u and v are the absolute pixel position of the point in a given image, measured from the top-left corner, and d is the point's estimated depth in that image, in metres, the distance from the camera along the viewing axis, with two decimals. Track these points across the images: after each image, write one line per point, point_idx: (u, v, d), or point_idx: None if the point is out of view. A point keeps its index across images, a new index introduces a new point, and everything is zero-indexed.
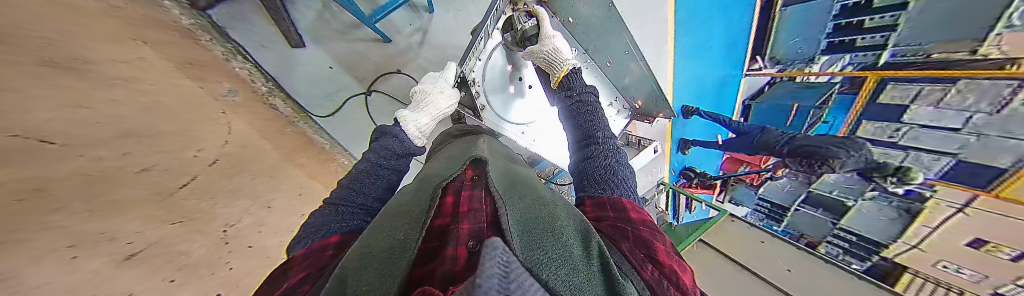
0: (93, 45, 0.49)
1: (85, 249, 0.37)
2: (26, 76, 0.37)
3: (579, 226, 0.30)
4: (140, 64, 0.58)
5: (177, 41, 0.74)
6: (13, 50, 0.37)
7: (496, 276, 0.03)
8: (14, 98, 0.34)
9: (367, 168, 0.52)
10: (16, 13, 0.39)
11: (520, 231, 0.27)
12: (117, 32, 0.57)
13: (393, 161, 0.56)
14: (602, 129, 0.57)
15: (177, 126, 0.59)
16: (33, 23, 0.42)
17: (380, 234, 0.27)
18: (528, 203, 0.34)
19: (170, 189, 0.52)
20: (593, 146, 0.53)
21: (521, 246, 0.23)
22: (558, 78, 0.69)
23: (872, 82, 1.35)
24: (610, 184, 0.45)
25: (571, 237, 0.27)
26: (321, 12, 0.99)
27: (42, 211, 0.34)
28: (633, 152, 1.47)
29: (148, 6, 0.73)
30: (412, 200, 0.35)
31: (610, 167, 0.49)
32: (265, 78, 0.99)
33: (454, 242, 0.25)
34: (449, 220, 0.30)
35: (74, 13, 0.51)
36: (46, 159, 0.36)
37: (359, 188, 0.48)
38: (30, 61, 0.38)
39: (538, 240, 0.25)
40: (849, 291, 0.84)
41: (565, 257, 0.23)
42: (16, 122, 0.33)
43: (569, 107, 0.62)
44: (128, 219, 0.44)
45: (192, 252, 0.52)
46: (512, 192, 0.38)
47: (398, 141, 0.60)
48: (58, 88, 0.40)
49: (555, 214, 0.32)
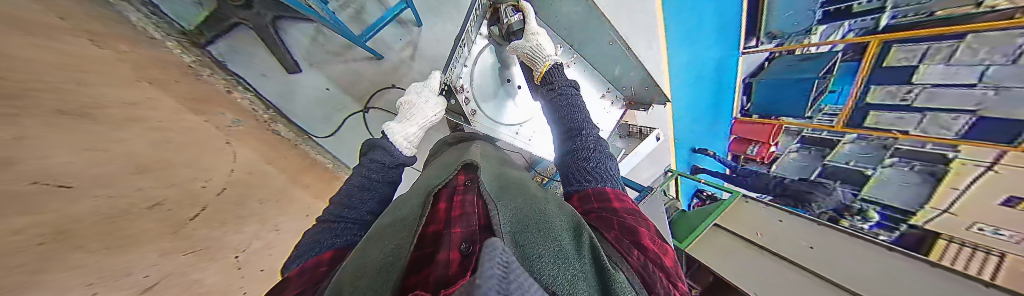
0: (102, 90, 0.52)
1: (106, 285, 0.39)
2: (41, 123, 0.39)
3: (573, 220, 0.31)
4: (148, 104, 0.61)
5: (181, 79, 0.77)
6: (30, 103, 0.39)
7: (501, 261, 0.03)
8: (38, 147, 0.37)
9: (360, 182, 0.53)
10: (27, 68, 0.41)
11: (513, 230, 0.27)
12: (125, 75, 0.60)
13: (382, 173, 0.57)
14: (588, 122, 0.57)
15: (187, 159, 0.61)
16: (49, 77, 0.44)
17: (375, 245, 0.28)
18: (520, 202, 0.35)
19: (181, 221, 0.54)
20: (579, 138, 0.53)
21: (514, 245, 0.24)
22: (540, 74, 0.70)
23: (874, 47, 1.19)
24: (594, 174, 0.45)
25: (563, 232, 0.27)
26: (314, 37, 1.01)
27: (63, 251, 0.36)
28: (635, 142, 1.46)
29: (151, 48, 0.76)
30: (403, 210, 0.36)
31: (596, 159, 0.48)
32: (266, 106, 1.02)
33: (446, 247, 0.25)
34: (441, 226, 0.30)
35: (87, 62, 0.54)
36: (63, 202, 0.38)
37: (352, 202, 0.49)
38: (44, 111, 0.40)
39: (531, 237, 0.25)
40: (875, 261, 0.82)
41: (558, 252, 0.23)
42: (34, 170, 0.36)
43: (553, 100, 0.63)
44: (144, 253, 0.46)
45: (206, 279, 0.54)
46: (505, 193, 0.38)
47: (387, 154, 0.60)
48: (73, 135, 0.43)
49: (547, 212, 0.32)
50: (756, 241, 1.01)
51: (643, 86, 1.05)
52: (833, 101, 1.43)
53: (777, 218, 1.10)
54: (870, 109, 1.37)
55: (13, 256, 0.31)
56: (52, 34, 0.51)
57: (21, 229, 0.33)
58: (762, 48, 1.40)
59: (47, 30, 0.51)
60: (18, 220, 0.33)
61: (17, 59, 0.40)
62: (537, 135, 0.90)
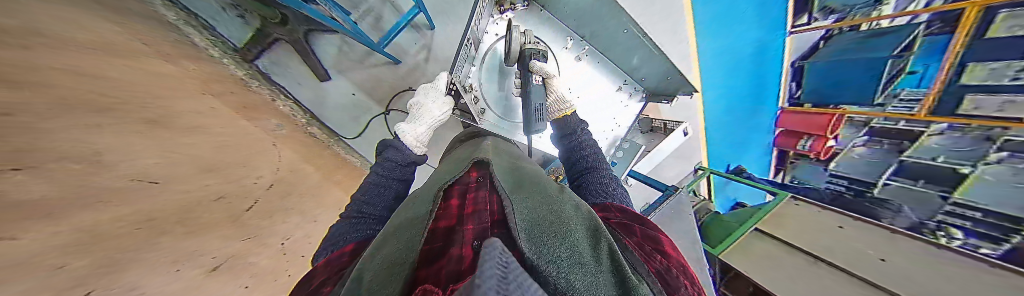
0: (172, 102, 0.62)
1: (184, 263, 0.47)
2: (122, 132, 0.47)
3: (588, 222, 0.30)
4: (210, 112, 0.71)
5: (235, 90, 0.90)
6: (112, 116, 0.48)
7: (495, 278, 0.03)
8: (123, 152, 0.46)
9: (377, 180, 0.57)
10: (108, 87, 0.50)
11: (527, 228, 0.27)
12: (192, 89, 0.72)
13: (396, 171, 0.61)
14: (600, 159, 0.67)
15: (241, 159, 0.71)
16: (132, 94, 0.54)
17: (391, 239, 0.29)
18: (535, 200, 0.34)
19: (239, 212, 0.63)
20: (594, 173, 0.62)
21: (529, 244, 0.23)
22: (561, 115, 0.81)
23: (974, 13, 1.12)
24: (608, 196, 0.54)
25: (579, 233, 0.26)
26: (341, 46, 1.10)
27: (151, 235, 0.45)
28: (659, 137, 1.37)
29: (212, 66, 0.90)
30: (417, 205, 0.37)
31: (610, 186, 0.58)
32: (304, 112, 1.15)
33: (458, 243, 0.25)
34: (452, 222, 0.30)
35: (163, 80, 0.65)
36: (148, 195, 0.47)
37: (370, 199, 0.53)
38: (126, 122, 0.49)
39: (546, 237, 0.25)
40: (969, 280, 0.68)
41: (574, 255, 0.22)
42: (119, 169, 0.44)
43: (569, 140, 0.75)
44: (214, 237, 0.55)
45: (258, 262, 0.63)
46: (518, 190, 0.37)
47: (398, 151, 0.65)
48: (154, 140, 0.52)
49: (562, 212, 0.31)
50: (808, 249, 0.89)
51: (664, 74, 0.98)
52: (914, 84, 1.43)
53: (836, 223, 0.99)
54: (965, 93, 1.31)
55: (104, 240, 0.39)
56: (134, 58, 0.62)
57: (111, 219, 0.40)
58: (820, 24, 1.30)
59: (131, 54, 0.62)
60: (109, 211, 0.40)
61: (100, 80, 0.50)
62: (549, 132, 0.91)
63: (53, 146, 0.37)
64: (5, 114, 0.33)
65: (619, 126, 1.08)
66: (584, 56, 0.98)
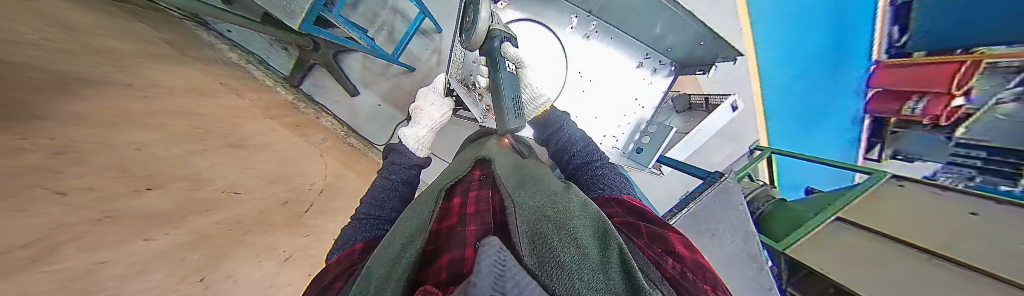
0: (244, 127, 0.77)
1: (264, 255, 0.61)
2: (213, 155, 0.61)
3: (596, 223, 0.27)
4: (271, 133, 0.86)
5: (289, 113, 1.07)
6: (206, 141, 0.61)
7: (495, 275, 0.03)
8: (215, 170, 0.59)
9: (383, 184, 0.61)
10: (200, 121, 0.64)
11: (528, 228, 0.26)
12: (257, 115, 0.88)
13: (402, 174, 0.65)
14: (592, 148, 0.65)
15: (296, 170, 0.85)
16: (217, 124, 0.69)
17: (397, 239, 0.29)
18: (538, 198, 0.33)
19: (300, 214, 0.77)
20: (590, 167, 0.58)
21: (529, 245, 0.22)
22: (536, 114, 0.80)
23: None
24: (607, 185, 0.51)
25: (585, 233, 0.25)
26: (364, 60, 1.20)
27: (243, 234, 0.58)
28: (699, 116, 1.19)
29: (270, 94, 1.08)
30: (419, 205, 0.38)
31: (605, 173, 0.55)
32: (343, 126, 1.29)
33: (459, 244, 0.25)
34: (454, 221, 0.31)
35: (236, 110, 0.80)
36: (234, 203, 0.60)
37: (377, 202, 0.56)
38: (216, 146, 0.63)
39: (548, 237, 0.24)
40: None
41: (579, 256, 0.21)
42: (215, 183, 0.57)
43: (552, 137, 0.73)
44: (282, 235, 0.68)
45: (316, 255, 0.78)
46: (523, 188, 0.37)
47: (403, 156, 0.69)
48: (235, 159, 0.66)
49: (568, 211, 0.29)
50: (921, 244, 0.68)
51: (692, 40, 0.85)
52: None
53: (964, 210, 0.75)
54: None
55: (210, 239, 0.52)
56: (216, 95, 0.78)
57: (211, 224, 0.53)
58: None
59: (214, 93, 0.78)
60: (212, 218, 0.54)
61: (195, 117, 0.64)
62: (581, 114, 0.97)
63: (169, 172, 0.50)
64: (138, 149, 0.47)
65: (643, 107, 1.00)
66: (592, 34, 0.92)
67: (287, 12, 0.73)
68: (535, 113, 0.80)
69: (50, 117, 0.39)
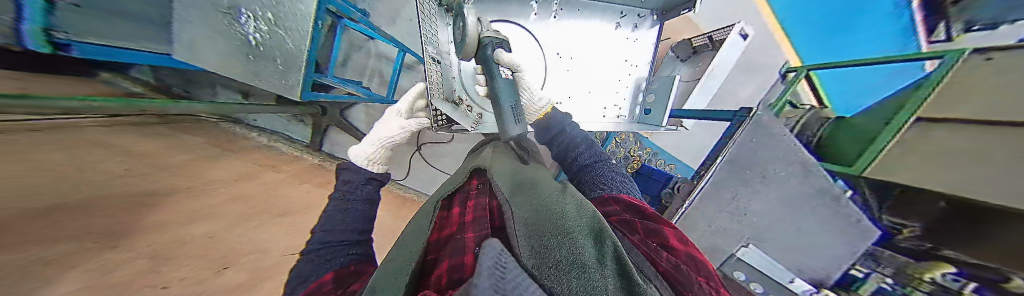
0: (284, 196, 0.88)
1: None
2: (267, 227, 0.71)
3: (583, 215, 0.25)
4: (308, 195, 0.98)
5: (318, 174, 1.21)
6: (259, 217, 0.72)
7: (484, 228, 0.01)
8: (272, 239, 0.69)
9: (338, 205, 0.52)
10: (251, 201, 0.76)
11: (511, 219, 0.24)
12: (294, 183, 1.01)
13: (360, 192, 0.59)
14: (594, 150, 0.66)
15: None
16: (265, 200, 0.80)
17: (396, 247, 0.28)
18: (526, 195, 0.32)
19: None
20: (590, 168, 0.59)
21: (503, 234, 0.20)
22: (539, 116, 0.78)
23: None
24: (605, 185, 0.52)
25: (569, 223, 0.22)
26: (366, 108, 1.31)
27: None
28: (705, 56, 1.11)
29: (300, 162, 1.22)
30: (419, 214, 0.39)
31: (608, 173, 0.56)
32: (363, 171, 1.39)
33: (451, 251, 0.24)
34: (453, 230, 0.32)
35: (276, 184, 0.93)
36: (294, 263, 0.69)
37: (334, 224, 0.46)
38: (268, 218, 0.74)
39: (524, 224, 0.21)
40: None
41: (553, 241, 0.17)
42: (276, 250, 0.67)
43: (552, 140, 0.74)
44: None
45: None
46: (521, 190, 0.36)
47: (356, 172, 0.63)
48: (285, 225, 0.76)
49: (557, 205, 0.27)
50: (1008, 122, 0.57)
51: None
52: None
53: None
54: None
55: None
56: (259, 176, 0.91)
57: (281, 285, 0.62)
58: None
59: (257, 175, 0.92)
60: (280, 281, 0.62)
61: (248, 199, 0.75)
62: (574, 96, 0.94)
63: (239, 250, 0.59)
64: (211, 238, 0.56)
65: (636, 67, 0.96)
66: (558, 14, 0.89)
67: (287, 88, 0.82)
68: (535, 117, 0.78)
69: (145, 228, 0.48)
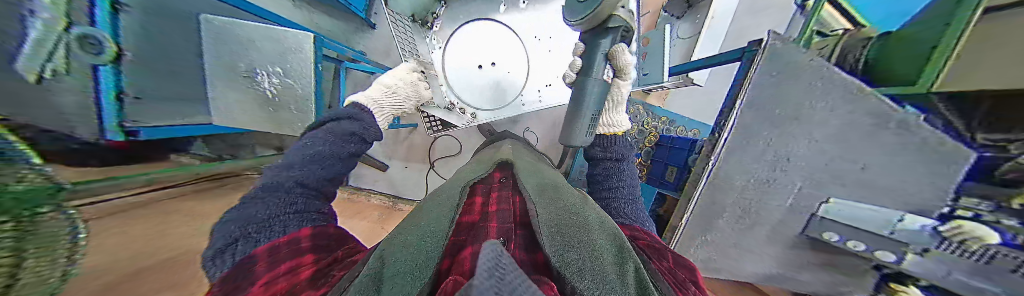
0: None
1: None
2: None
3: (614, 243, 0.32)
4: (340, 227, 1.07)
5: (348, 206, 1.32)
6: None
7: (508, 267, 0.06)
8: None
9: (323, 150, 0.57)
10: None
11: (550, 232, 0.33)
12: None
13: (347, 146, 0.63)
14: (631, 185, 0.73)
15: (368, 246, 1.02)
16: None
17: (415, 230, 0.33)
18: (557, 209, 0.40)
19: None
20: (617, 193, 0.69)
21: (552, 250, 0.28)
22: (607, 132, 0.85)
23: None
24: (627, 216, 0.59)
25: (602, 247, 0.30)
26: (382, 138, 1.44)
27: None
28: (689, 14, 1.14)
29: None
30: (441, 196, 0.44)
31: (632, 205, 0.64)
32: (387, 197, 1.49)
33: (480, 236, 0.30)
34: (476, 218, 0.37)
35: None
36: None
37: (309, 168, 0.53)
38: None
39: (567, 245, 0.29)
40: None
41: (596, 265, 0.25)
42: None
43: (599, 164, 0.81)
44: None
45: None
46: (544, 194, 0.45)
47: (353, 126, 0.66)
48: None
49: (589, 228, 0.34)
50: None
51: None
52: None
53: None
54: None
55: None
56: None
57: None
58: None
59: None
60: None
61: None
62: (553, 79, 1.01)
63: None
64: None
65: None
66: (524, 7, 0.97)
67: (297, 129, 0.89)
68: (605, 130, 0.85)
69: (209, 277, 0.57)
